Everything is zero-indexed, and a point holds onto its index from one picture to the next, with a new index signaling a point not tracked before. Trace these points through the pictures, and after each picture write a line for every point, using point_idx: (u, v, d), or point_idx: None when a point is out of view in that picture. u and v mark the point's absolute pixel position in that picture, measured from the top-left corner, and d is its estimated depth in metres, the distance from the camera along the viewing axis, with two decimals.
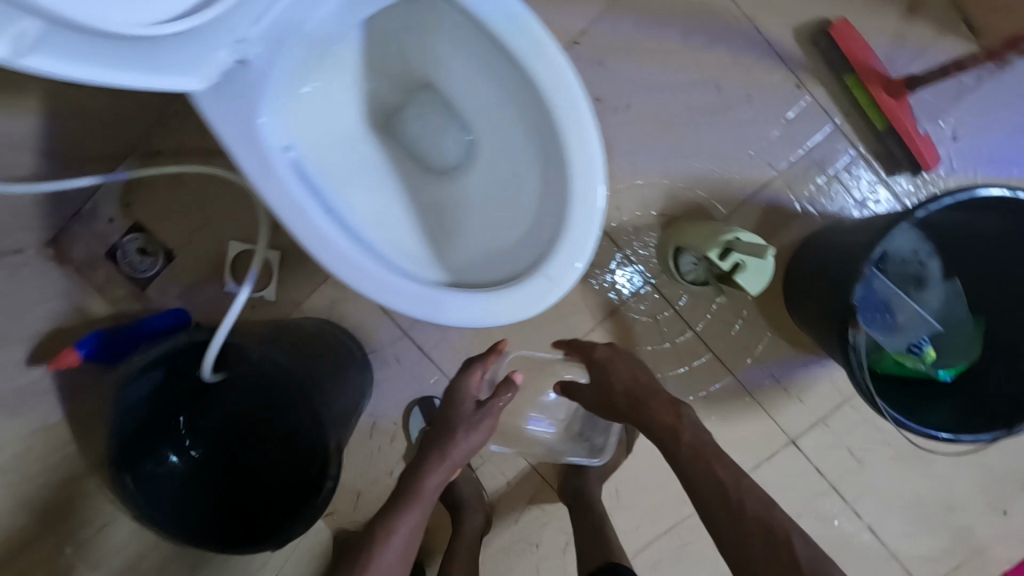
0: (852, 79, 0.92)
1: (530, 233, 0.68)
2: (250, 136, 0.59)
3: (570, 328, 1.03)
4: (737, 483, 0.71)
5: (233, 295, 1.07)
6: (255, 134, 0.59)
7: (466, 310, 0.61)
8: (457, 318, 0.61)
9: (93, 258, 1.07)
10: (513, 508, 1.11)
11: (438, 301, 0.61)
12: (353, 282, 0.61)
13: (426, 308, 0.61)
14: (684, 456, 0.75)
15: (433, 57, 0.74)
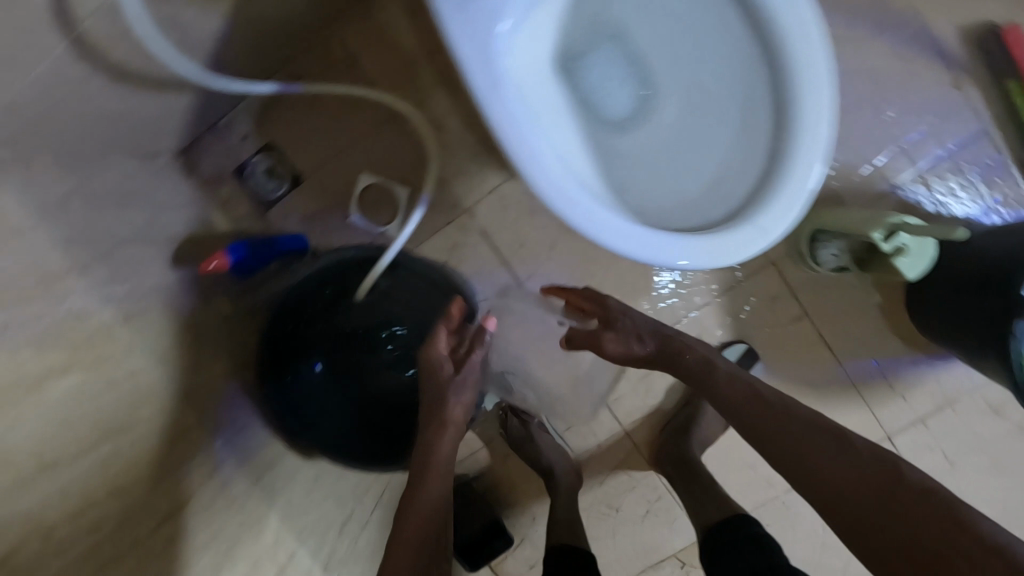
0: (1015, 85, 0.93)
1: (722, 190, 0.69)
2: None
3: (687, 299, 1.04)
4: (780, 397, 0.73)
5: (354, 227, 1.07)
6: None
7: (676, 250, 0.61)
8: (663, 257, 0.61)
9: (221, 174, 1.08)
10: (599, 470, 1.13)
11: (647, 237, 0.60)
12: (560, 208, 0.60)
13: (636, 243, 0.61)
14: (757, 420, 0.72)
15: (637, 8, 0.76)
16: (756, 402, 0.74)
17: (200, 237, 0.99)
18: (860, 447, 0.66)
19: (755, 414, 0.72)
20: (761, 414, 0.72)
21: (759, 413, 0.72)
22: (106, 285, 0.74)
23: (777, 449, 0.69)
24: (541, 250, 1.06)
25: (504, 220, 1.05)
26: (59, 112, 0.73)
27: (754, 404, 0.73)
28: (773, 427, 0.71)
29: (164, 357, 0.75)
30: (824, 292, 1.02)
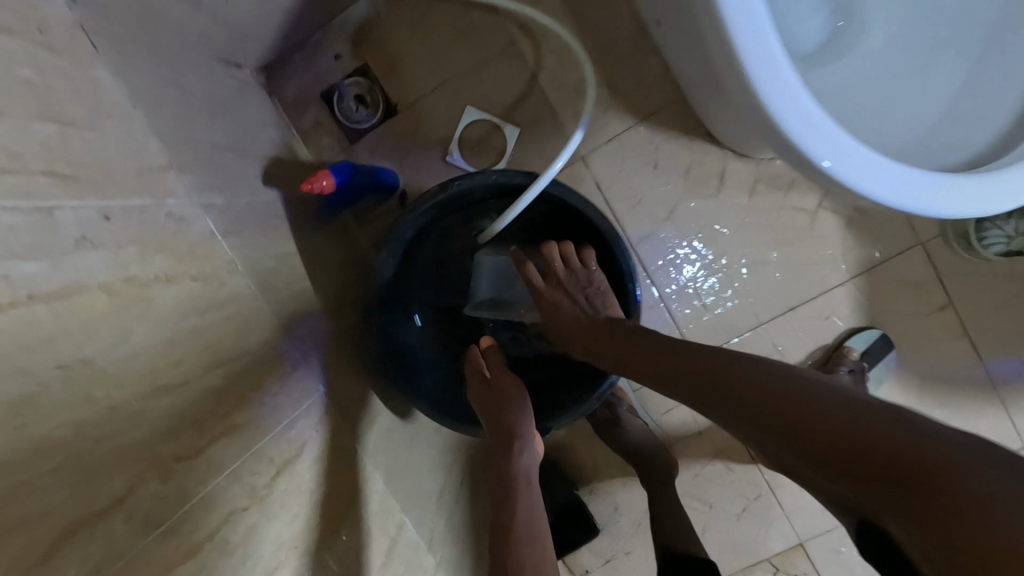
0: None
1: (962, 125, 0.58)
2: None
3: (817, 277, 0.94)
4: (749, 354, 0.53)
5: (451, 168, 0.96)
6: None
7: (927, 193, 0.51)
8: (910, 201, 0.52)
9: (306, 96, 0.97)
10: (694, 460, 1.02)
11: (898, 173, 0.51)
12: (799, 129, 0.51)
13: (879, 180, 0.51)
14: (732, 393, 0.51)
15: None
16: (699, 381, 0.54)
17: (285, 162, 0.88)
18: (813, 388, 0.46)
19: (748, 395, 0.49)
20: (735, 394, 0.50)
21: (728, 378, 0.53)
22: (204, 191, 0.63)
23: (782, 439, 0.46)
24: (659, 211, 0.95)
25: (621, 173, 0.94)
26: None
27: (721, 386, 0.52)
28: (768, 407, 0.47)
29: (265, 282, 0.64)
30: (974, 281, 0.91)
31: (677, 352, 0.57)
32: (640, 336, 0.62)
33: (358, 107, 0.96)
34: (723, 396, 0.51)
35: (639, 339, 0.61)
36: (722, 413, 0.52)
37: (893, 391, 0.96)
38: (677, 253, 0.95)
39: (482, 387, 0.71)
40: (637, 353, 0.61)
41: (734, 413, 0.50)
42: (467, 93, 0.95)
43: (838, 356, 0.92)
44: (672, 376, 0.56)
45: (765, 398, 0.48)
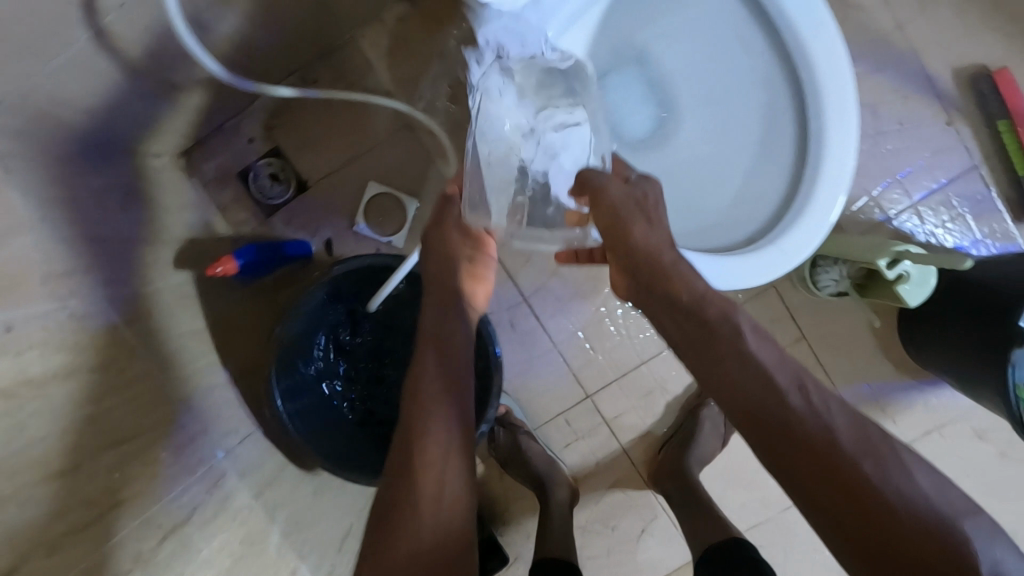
0: (1004, 123, 0.96)
1: (749, 207, 0.70)
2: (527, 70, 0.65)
3: None
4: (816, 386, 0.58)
5: (359, 237, 1.06)
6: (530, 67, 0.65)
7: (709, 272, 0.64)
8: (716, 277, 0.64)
9: (223, 176, 1.05)
10: (596, 489, 1.12)
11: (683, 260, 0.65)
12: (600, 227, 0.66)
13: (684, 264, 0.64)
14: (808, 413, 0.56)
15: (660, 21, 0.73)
16: (774, 397, 0.57)
17: (201, 240, 0.96)
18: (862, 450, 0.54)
19: (819, 439, 0.55)
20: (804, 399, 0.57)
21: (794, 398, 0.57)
22: (109, 285, 0.71)
23: (819, 485, 0.54)
24: (547, 266, 1.06)
25: None
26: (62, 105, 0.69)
27: (796, 414, 0.56)
28: (827, 454, 0.54)
29: None
30: (821, 316, 1.05)
31: (755, 363, 0.59)
32: (731, 337, 0.60)
33: (271, 184, 1.05)
34: (795, 423, 0.56)
35: (726, 337, 0.61)
36: (778, 432, 0.56)
37: None
38: (566, 304, 1.07)
39: (428, 254, 0.74)
40: (715, 353, 0.61)
41: (774, 431, 0.56)
42: (371, 169, 1.05)
43: None
44: (758, 383, 0.58)
45: (824, 446, 0.54)
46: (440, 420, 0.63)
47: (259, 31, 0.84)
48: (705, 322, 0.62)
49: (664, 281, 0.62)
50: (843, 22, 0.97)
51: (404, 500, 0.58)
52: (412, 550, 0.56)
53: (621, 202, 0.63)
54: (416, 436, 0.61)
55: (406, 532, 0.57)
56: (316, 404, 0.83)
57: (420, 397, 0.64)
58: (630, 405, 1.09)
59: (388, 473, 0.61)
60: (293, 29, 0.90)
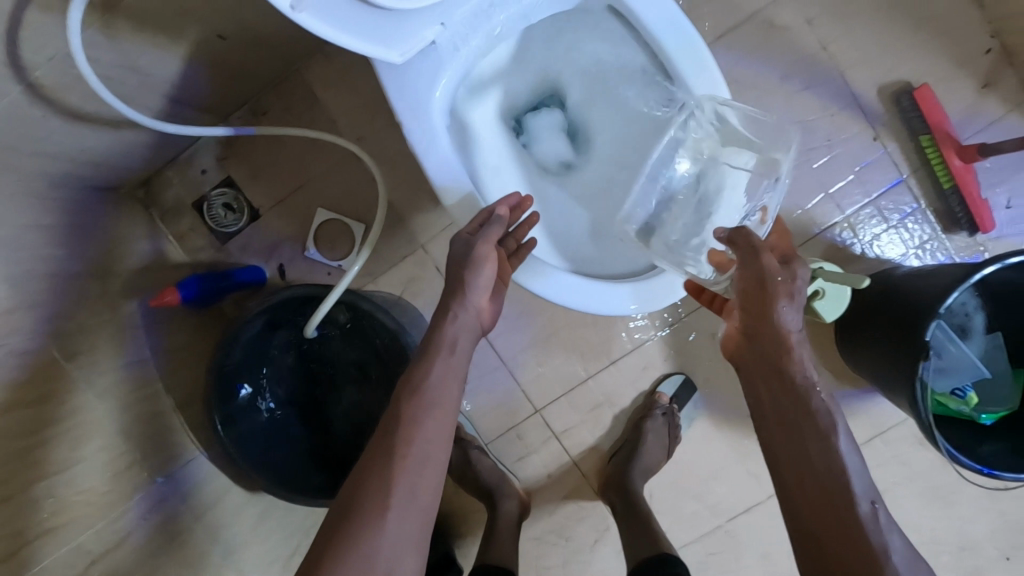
0: (927, 139, 0.99)
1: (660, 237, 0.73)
2: (432, 132, 0.65)
3: (629, 333, 1.09)
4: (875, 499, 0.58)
5: (311, 261, 1.10)
6: (437, 130, 0.65)
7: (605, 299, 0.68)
8: (618, 307, 0.69)
9: (179, 206, 1.09)
10: (550, 502, 1.14)
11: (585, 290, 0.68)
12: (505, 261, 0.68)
13: (589, 298, 0.69)
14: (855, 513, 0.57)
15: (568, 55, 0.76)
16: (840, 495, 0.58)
17: (156, 269, 1.00)
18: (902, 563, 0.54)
19: (866, 545, 0.55)
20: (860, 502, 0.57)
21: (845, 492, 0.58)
22: None
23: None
24: None
25: None
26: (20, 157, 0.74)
27: (859, 522, 0.56)
28: (859, 544, 0.55)
29: (110, 392, 0.76)
30: None
31: (833, 457, 0.60)
32: (813, 421, 0.62)
33: (225, 213, 1.09)
34: (843, 521, 0.56)
35: (812, 424, 0.62)
36: (826, 522, 0.57)
37: (706, 425, 1.11)
38: (513, 321, 1.10)
39: (462, 259, 0.65)
40: (792, 428, 0.62)
41: (813, 514, 0.58)
42: (321, 196, 1.09)
43: (653, 401, 1.08)
44: (817, 466, 0.60)
45: (862, 549, 0.55)
46: (428, 433, 0.59)
47: (198, 71, 0.87)
48: (796, 402, 0.63)
49: (778, 353, 0.63)
50: (771, 42, 1.00)
51: (365, 509, 0.54)
52: (365, 560, 0.51)
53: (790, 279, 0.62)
54: (400, 446, 0.58)
55: (367, 542, 0.52)
56: (257, 426, 0.86)
57: (412, 400, 0.61)
58: (579, 419, 1.12)
59: (356, 472, 0.58)
60: (236, 66, 0.93)
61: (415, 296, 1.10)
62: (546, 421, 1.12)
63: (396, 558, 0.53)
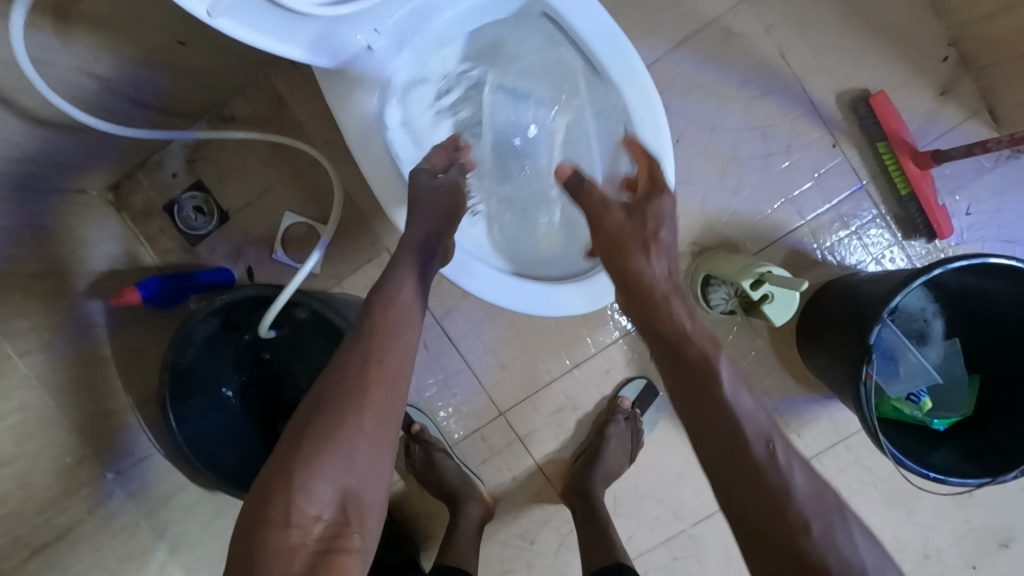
0: (884, 146, 0.99)
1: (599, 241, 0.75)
2: (370, 132, 0.67)
3: (591, 337, 1.10)
4: (767, 437, 0.58)
5: (279, 264, 1.12)
6: (376, 131, 0.67)
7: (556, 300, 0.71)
8: (556, 311, 0.72)
9: (149, 209, 1.11)
10: (514, 504, 1.15)
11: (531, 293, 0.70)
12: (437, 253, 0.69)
13: (534, 300, 0.71)
14: (751, 455, 0.57)
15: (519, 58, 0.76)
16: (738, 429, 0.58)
17: (121, 271, 1.02)
18: (805, 506, 0.55)
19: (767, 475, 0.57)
20: (755, 445, 0.58)
21: (735, 435, 0.58)
22: None
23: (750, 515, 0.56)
24: (457, 289, 1.10)
25: None
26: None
27: (756, 462, 0.57)
28: (769, 499, 0.56)
29: (63, 389, 0.77)
30: (721, 334, 1.07)
31: (720, 395, 0.59)
32: (700, 371, 0.60)
33: (196, 216, 1.11)
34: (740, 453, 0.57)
35: (701, 375, 0.60)
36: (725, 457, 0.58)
37: (668, 429, 1.11)
38: (476, 324, 1.11)
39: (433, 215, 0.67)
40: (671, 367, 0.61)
41: (718, 475, 0.58)
42: (289, 200, 1.11)
43: (614, 406, 1.09)
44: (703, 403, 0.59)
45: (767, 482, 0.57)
46: (400, 348, 0.62)
47: (161, 77, 0.90)
48: (678, 344, 0.62)
49: (649, 309, 0.63)
50: (729, 50, 1.01)
51: (340, 410, 0.57)
52: (341, 453, 0.55)
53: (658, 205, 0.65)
54: (379, 357, 0.60)
55: (341, 441, 0.56)
56: (212, 425, 0.88)
57: (386, 319, 0.62)
58: (542, 422, 1.12)
59: (332, 375, 0.59)
60: (202, 72, 0.96)
61: None
62: (509, 424, 1.13)
63: (371, 460, 0.57)
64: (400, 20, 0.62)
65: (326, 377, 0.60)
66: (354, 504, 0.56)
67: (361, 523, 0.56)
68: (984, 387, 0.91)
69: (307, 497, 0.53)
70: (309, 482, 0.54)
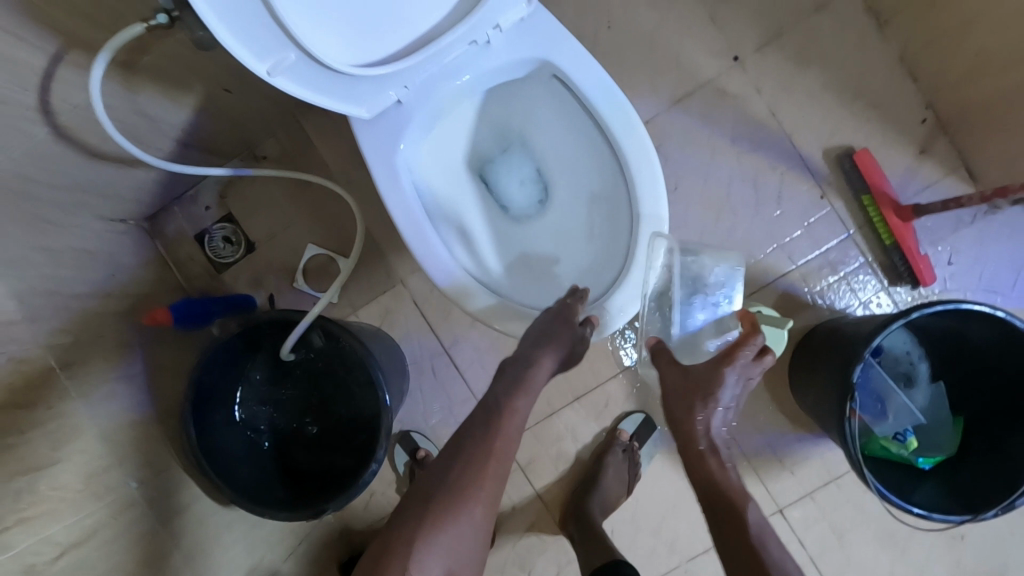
0: (867, 198, 1.07)
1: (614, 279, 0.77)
2: (396, 174, 0.74)
3: (592, 371, 1.15)
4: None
5: (300, 293, 1.19)
6: (400, 173, 0.74)
7: None
8: None
9: (181, 237, 1.19)
10: (513, 533, 1.17)
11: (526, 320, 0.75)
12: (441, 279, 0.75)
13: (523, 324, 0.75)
14: None
15: (528, 112, 0.85)
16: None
17: (153, 293, 1.09)
18: None
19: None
20: None
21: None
22: None
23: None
24: (465, 319, 1.16)
25: (433, 291, 1.17)
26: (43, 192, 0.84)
27: None
28: None
29: (96, 402, 0.83)
30: None
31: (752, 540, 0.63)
32: (735, 518, 0.64)
33: (224, 245, 1.19)
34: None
35: (737, 519, 0.64)
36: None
37: (665, 463, 1.15)
38: (482, 354, 1.17)
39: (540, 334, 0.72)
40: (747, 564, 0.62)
41: None
42: (312, 233, 1.19)
43: (613, 438, 1.13)
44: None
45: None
46: (506, 442, 0.67)
47: (206, 119, 0.99)
48: (713, 490, 0.66)
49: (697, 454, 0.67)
50: (723, 107, 1.10)
51: (463, 494, 0.62)
52: (458, 533, 0.59)
53: (719, 379, 0.66)
54: (493, 452, 0.66)
55: (452, 521, 0.60)
56: (229, 437, 0.92)
57: (497, 414, 0.69)
58: (542, 451, 1.16)
59: (455, 462, 0.65)
60: (242, 115, 1.05)
61: (391, 327, 1.17)
62: None
63: (470, 545, 0.60)
64: (426, 77, 0.70)
65: (446, 464, 0.65)
66: None
67: None
68: (969, 428, 0.95)
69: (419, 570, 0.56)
70: (425, 560, 0.57)
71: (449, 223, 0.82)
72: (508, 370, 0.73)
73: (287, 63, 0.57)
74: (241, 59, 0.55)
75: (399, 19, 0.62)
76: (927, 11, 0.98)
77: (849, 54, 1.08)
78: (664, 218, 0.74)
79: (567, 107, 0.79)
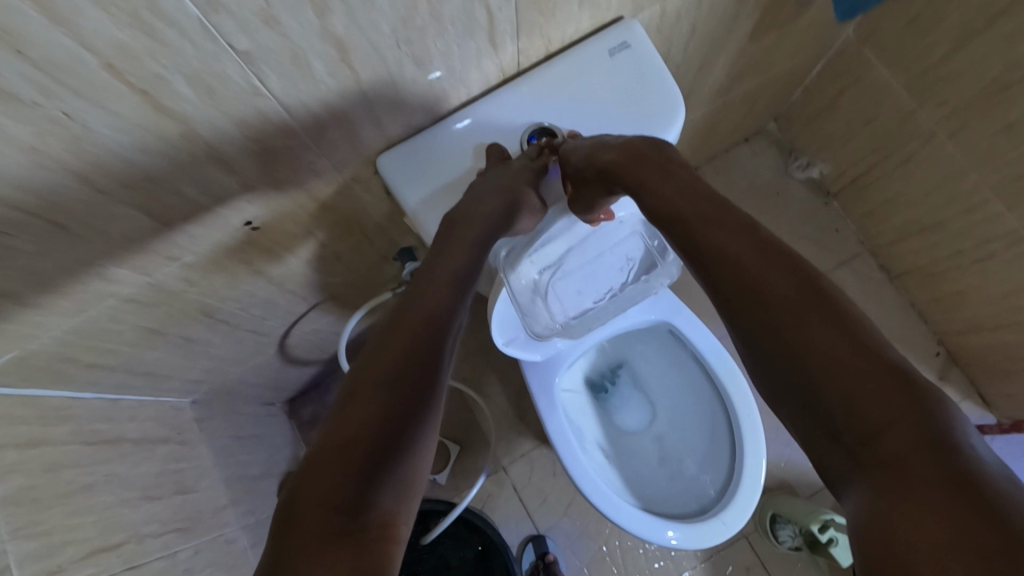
0: None
1: (595, 274, 0.82)
2: (552, 400, 0.96)
3: (676, 561, 1.27)
4: (811, 290, 0.49)
5: None
6: (555, 400, 0.96)
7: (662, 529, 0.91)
8: (671, 540, 0.91)
9: (313, 419, 1.37)
10: None
11: (655, 527, 0.92)
12: (587, 487, 0.92)
13: (648, 529, 0.92)
14: (812, 318, 0.47)
15: (639, 349, 1.10)
16: (851, 348, 0.44)
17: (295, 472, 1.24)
18: (904, 415, 0.40)
19: (910, 439, 0.39)
20: (812, 310, 0.48)
21: (789, 298, 0.49)
22: (244, 516, 1.00)
23: (902, 480, 0.38)
24: (559, 505, 1.31)
25: (532, 478, 1.33)
26: (236, 382, 1.06)
27: (850, 337, 0.45)
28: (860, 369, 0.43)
29: None
30: (788, 566, 1.25)
31: (755, 242, 0.53)
32: (746, 229, 0.55)
33: None
34: (872, 395, 0.41)
35: (746, 234, 0.54)
36: (844, 395, 0.42)
37: None
38: (577, 539, 1.29)
39: (494, 175, 0.67)
40: (759, 282, 0.51)
41: (815, 353, 0.45)
42: None
43: None
44: (825, 308, 0.48)
45: (909, 428, 0.39)
46: (440, 307, 0.59)
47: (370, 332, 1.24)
48: (702, 205, 0.58)
49: (659, 200, 0.60)
50: None
51: (414, 441, 0.48)
52: (408, 492, 0.46)
53: (635, 183, 0.62)
54: (426, 322, 0.57)
55: (391, 399, 0.49)
56: None
57: (431, 283, 0.62)
58: None
59: (392, 406, 0.48)
60: None
61: (492, 509, 1.32)
62: None
63: (409, 421, 0.48)
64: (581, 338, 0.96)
65: (371, 397, 0.49)
66: (390, 490, 0.44)
67: (392, 506, 0.44)
68: None
69: (346, 458, 0.44)
70: (353, 436, 0.45)
71: (584, 434, 1.01)
72: (427, 289, 0.61)
73: (513, 338, 0.83)
74: (498, 345, 0.82)
75: (585, 318, 0.87)
76: (926, 277, 1.29)
77: (869, 299, 1.38)
78: (762, 441, 0.94)
79: (678, 352, 1.05)
